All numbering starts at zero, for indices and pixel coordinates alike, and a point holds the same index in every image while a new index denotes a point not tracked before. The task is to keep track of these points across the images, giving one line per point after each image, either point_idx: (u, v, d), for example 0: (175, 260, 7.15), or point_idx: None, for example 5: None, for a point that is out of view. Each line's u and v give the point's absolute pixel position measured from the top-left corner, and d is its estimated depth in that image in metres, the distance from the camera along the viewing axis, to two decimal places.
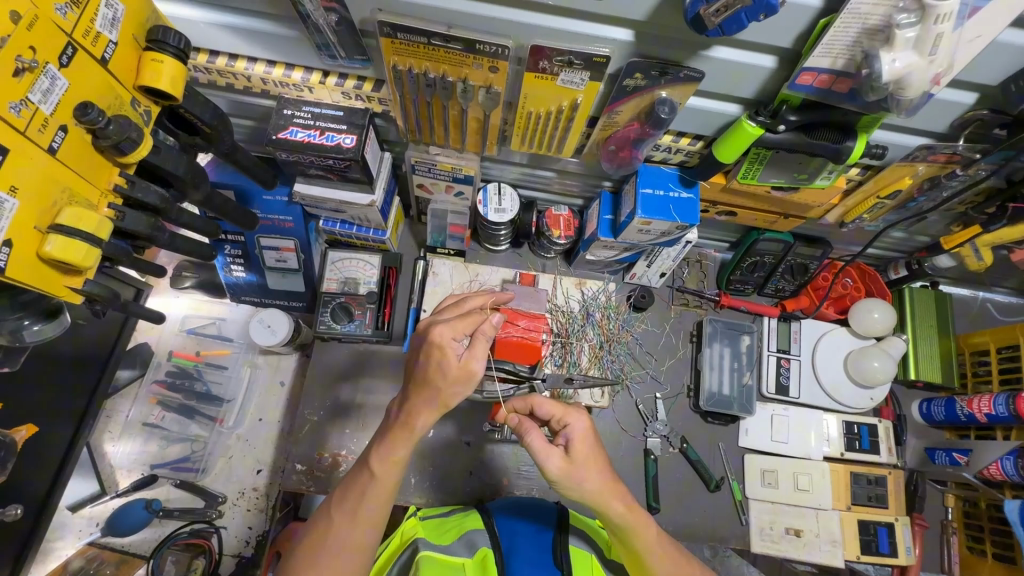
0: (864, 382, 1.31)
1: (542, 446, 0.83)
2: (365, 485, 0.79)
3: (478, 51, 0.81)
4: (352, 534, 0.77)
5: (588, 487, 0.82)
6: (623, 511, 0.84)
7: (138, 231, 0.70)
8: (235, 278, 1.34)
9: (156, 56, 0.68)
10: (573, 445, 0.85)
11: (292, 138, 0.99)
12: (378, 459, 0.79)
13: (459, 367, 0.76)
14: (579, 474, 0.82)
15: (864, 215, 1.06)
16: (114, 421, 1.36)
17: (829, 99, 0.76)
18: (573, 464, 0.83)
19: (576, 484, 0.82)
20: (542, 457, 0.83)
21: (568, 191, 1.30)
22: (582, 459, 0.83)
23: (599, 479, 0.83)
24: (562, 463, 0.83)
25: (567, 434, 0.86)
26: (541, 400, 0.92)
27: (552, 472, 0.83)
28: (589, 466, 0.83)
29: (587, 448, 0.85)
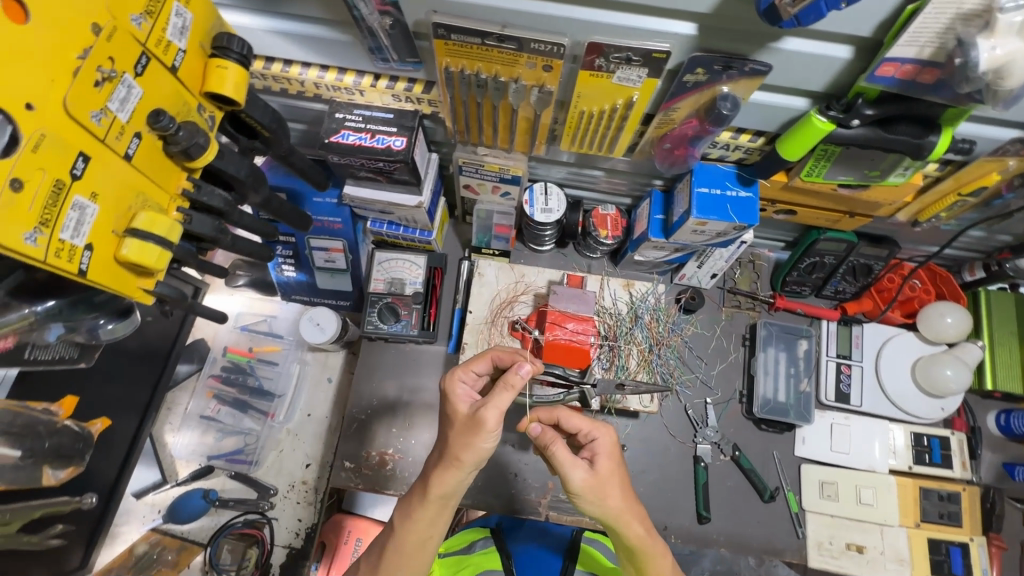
0: (934, 391, 1.24)
1: (569, 458, 0.83)
2: (409, 550, 0.84)
3: (533, 50, 0.79)
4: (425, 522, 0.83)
5: (611, 507, 0.83)
6: (641, 533, 0.84)
7: (204, 235, 0.72)
8: (286, 277, 1.37)
9: (221, 63, 0.70)
10: (599, 461, 0.86)
11: (343, 141, 1.00)
12: (420, 531, 0.84)
13: (479, 448, 0.79)
14: (603, 493, 0.83)
15: (940, 213, 0.99)
16: (174, 413, 1.43)
17: (912, 91, 0.70)
18: (598, 482, 0.83)
19: (596, 501, 0.83)
20: (568, 470, 0.83)
21: (616, 190, 1.27)
22: (605, 477, 0.85)
23: (620, 500, 0.84)
24: (590, 477, 0.83)
25: (594, 448, 0.88)
26: (566, 412, 0.92)
27: (575, 486, 0.83)
28: (612, 486, 0.84)
29: (612, 465, 0.86)
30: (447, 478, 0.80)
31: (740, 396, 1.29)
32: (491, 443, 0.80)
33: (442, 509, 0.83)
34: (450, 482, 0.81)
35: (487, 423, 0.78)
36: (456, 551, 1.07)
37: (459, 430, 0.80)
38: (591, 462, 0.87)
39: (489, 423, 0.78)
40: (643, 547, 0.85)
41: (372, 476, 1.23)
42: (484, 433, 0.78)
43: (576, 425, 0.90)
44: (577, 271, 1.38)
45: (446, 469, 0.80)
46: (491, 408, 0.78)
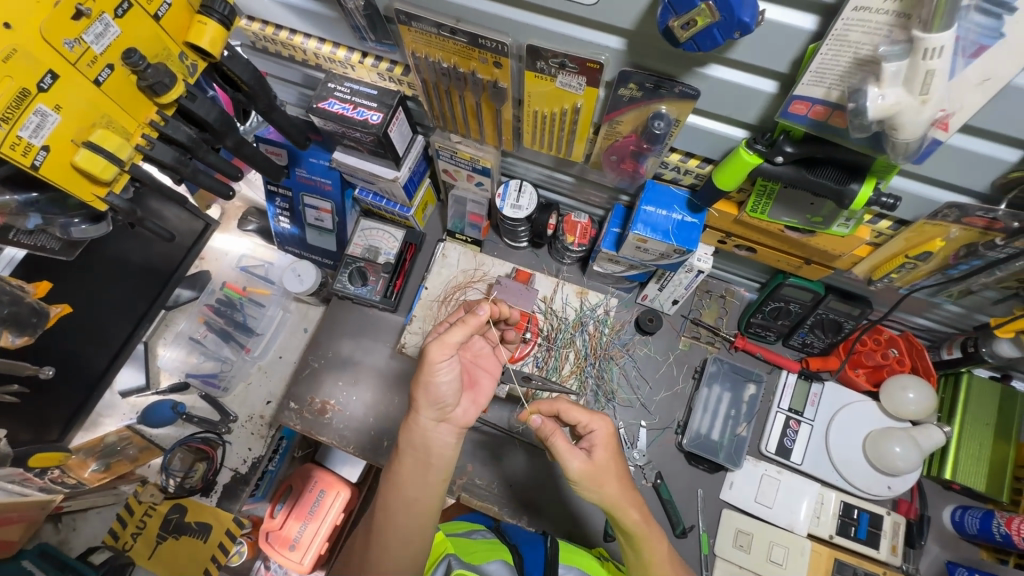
0: (883, 468, 1.16)
1: (567, 448, 0.92)
2: (399, 512, 0.92)
3: (483, 45, 0.85)
4: (412, 486, 0.94)
5: (609, 494, 0.92)
6: (638, 519, 0.92)
7: (164, 162, 0.83)
8: (282, 228, 1.50)
9: (203, 19, 0.81)
10: (597, 452, 0.94)
11: (329, 109, 1.10)
12: (408, 490, 0.94)
13: (434, 384, 0.92)
14: (599, 481, 0.92)
15: (893, 275, 0.94)
16: (169, 329, 1.59)
17: (826, 134, 0.70)
18: (595, 470, 0.92)
19: (593, 488, 0.92)
20: (566, 460, 0.92)
21: (589, 200, 1.29)
22: (602, 466, 0.93)
23: (617, 487, 0.93)
24: (588, 465, 0.92)
25: (591, 439, 0.96)
26: (563, 403, 0.97)
27: (575, 474, 0.92)
28: (608, 475, 0.93)
29: (609, 454, 0.94)
30: (414, 423, 0.95)
31: (676, 427, 1.27)
32: (445, 377, 0.93)
33: (427, 467, 0.95)
34: (417, 431, 0.94)
35: (432, 355, 0.91)
36: (459, 533, 1.02)
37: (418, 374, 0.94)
38: (590, 451, 0.95)
39: (433, 353, 0.90)
40: (640, 531, 0.92)
41: (311, 421, 1.32)
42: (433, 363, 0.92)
43: (575, 417, 0.97)
44: (545, 272, 1.41)
45: (416, 417, 0.95)
46: (441, 341, 0.91)
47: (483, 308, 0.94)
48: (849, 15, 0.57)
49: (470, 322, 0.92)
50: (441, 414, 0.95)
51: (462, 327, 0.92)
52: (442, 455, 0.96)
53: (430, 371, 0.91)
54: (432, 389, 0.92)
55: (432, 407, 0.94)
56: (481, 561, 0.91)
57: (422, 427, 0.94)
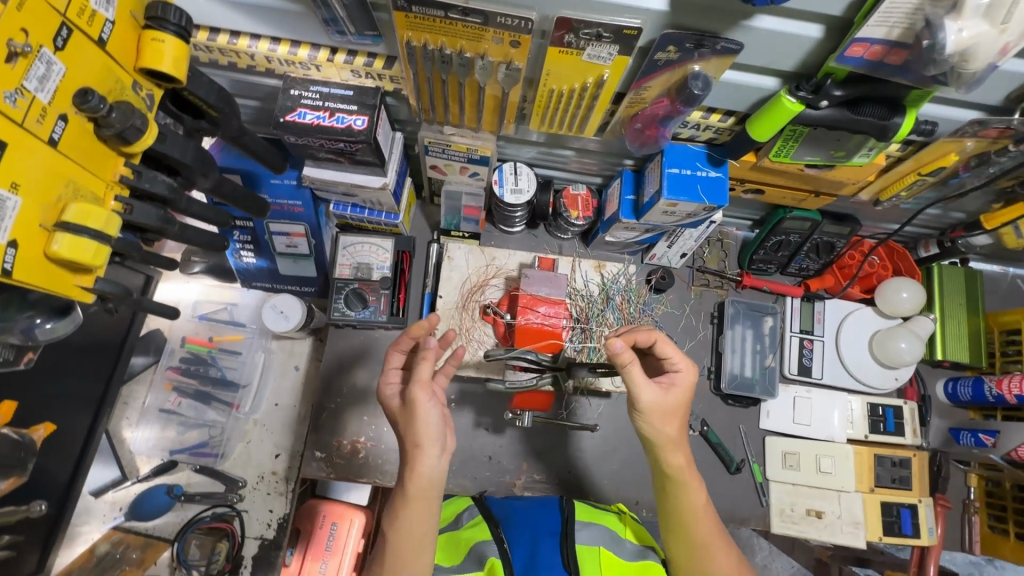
0: (889, 363, 1.29)
1: (646, 379, 0.86)
2: (410, 552, 0.82)
3: (499, 25, 0.75)
4: (417, 522, 0.83)
5: (667, 432, 0.90)
6: (682, 463, 0.92)
7: (148, 225, 0.67)
8: (245, 263, 1.31)
9: (156, 35, 0.63)
10: (674, 391, 0.89)
11: (300, 121, 0.95)
12: (412, 527, 0.83)
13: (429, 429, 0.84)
14: (663, 419, 0.89)
15: (901, 193, 1.01)
16: (131, 408, 1.37)
17: (881, 73, 0.70)
18: (661, 409, 0.88)
19: (655, 423, 0.89)
20: (641, 390, 0.86)
21: (587, 170, 1.24)
22: (672, 406, 0.89)
23: (676, 429, 0.91)
24: (660, 399, 0.87)
25: (674, 378, 0.91)
26: (668, 344, 0.90)
27: (644, 404, 0.87)
28: (672, 416, 0.89)
29: (684, 398, 0.90)
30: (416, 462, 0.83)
31: (709, 374, 1.32)
32: (434, 412, 0.85)
33: (430, 501, 0.84)
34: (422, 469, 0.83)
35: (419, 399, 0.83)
36: (445, 525, 1.05)
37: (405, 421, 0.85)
38: (666, 389, 0.90)
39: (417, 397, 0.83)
40: (683, 478, 0.92)
41: (344, 465, 1.21)
42: (419, 402, 0.84)
43: (669, 352, 0.91)
44: (548, 251, 1.36)
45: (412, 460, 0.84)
46: (419, 381, 0.84)
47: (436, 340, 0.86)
48: None
49: (434, 354, 0.85)
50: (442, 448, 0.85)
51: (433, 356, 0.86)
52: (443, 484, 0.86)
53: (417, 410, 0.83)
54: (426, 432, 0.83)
55: (434, 442, 0.84)
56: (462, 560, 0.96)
57: (419, 469, 0.83)
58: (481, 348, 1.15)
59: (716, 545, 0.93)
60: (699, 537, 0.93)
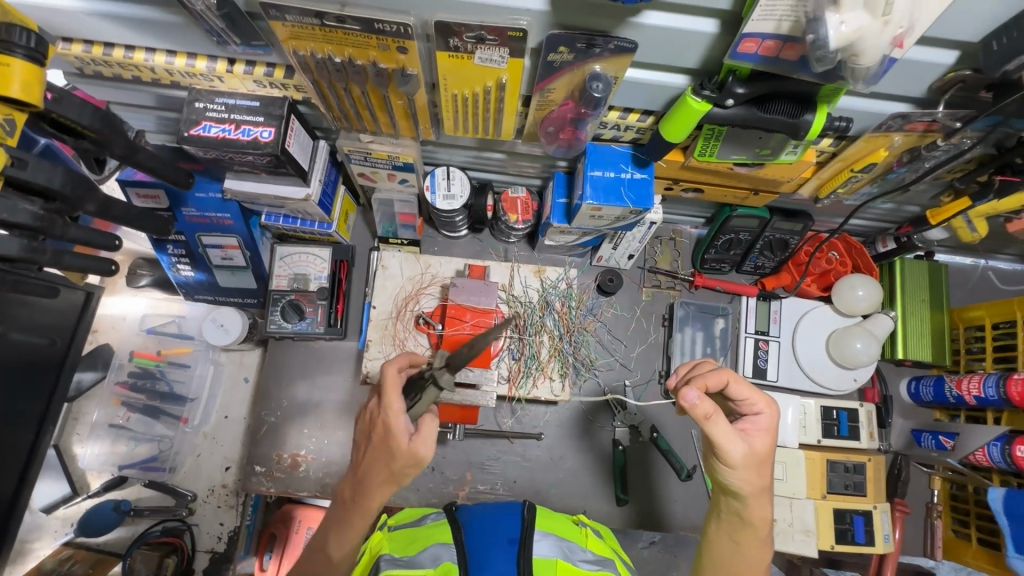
0: (846, 364, 1.24)
1: (732, 432, 0.74)
2: (357, 522, 0.81)
3: (380, 30, 0.72)
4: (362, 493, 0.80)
5: (747, 486, 0.76)
6: (767, 520, 0.78)
7: (11, 255, 0.66)
8: (184, 277, 1.29)
9: (2, 59, 0.61)
10: (757, 438, 0.77)
11: (205, 134, 0.91)
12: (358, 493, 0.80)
13: (408, 449, 0.76)
14: (755, 473, 0.75)
15: (839, 189, 0.96)
16: (82, 423, 1.37)
17: (778, 69, 0.65)
18: (749, 464, 0.75)
19: (748, 477, 0.75)
20: (730, 444, 0.73)
21: (524, 172, 1.20)
22: (760, 454, 0.77)
23: (760, 481, 0.76)
24: (749, 453, 0.75)
25: (753, 421, 0.78)
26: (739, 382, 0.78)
27: (732, 460, 0.74)
28: (763, 465, 0.77)
29: (770, 443, 0.78)
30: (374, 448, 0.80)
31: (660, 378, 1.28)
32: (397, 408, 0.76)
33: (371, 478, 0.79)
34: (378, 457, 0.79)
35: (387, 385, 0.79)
36: (407, 523, 0.93)
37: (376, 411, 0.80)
38: (748, 434, 0.78)
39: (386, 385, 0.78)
40: (758, 526, 0.78)
41: (284, 479, 1.19)
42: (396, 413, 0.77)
43: (740, 392, 0.78)
44: (493, 256, 1.33)
45: (377, 464, 0.78)
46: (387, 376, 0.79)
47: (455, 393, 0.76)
48: None
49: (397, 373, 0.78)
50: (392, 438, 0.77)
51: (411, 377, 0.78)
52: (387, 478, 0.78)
53: (393, 432, 0.75)
54: (402, 457, 0.75)
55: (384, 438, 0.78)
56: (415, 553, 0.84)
57: (385, 475, 0.78)
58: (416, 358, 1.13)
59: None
60: (737, 568, 0.79)
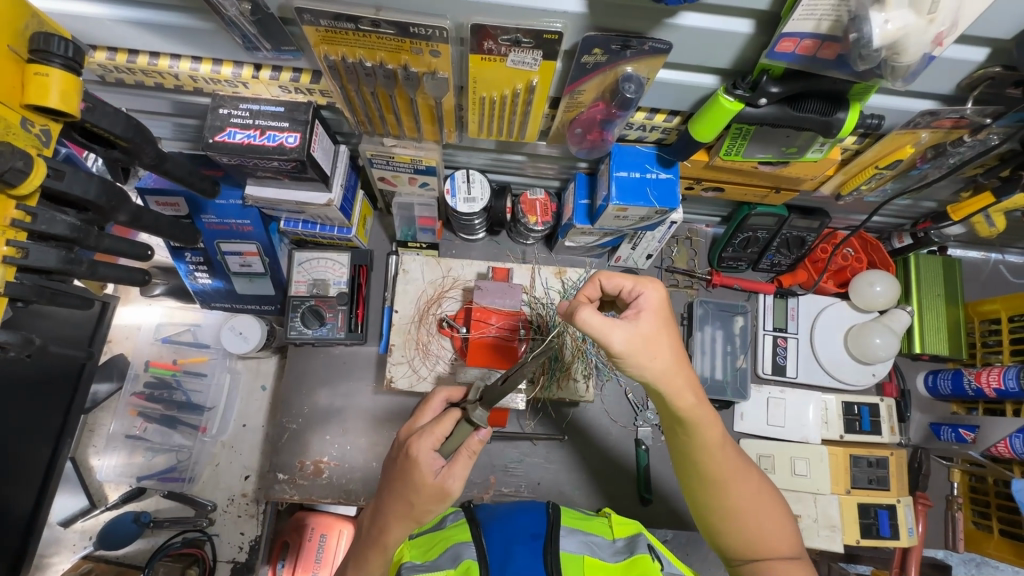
0: (865, 360, 1.25)
1: (609, 320, 0.69)
2: (375, 556, 0.79)
3: (413, 34, 0.72)
4: (388, 525, 0.77)
5: (654, 372, 0.71)
6: (694, 403, 0.74)
7: (49, 268, 0.65)
8: (201, 284, 1.28)
9: (40, 69, 0.61)
10: (643, 318, 0.72)
11: (230, 140, 0.90)
12: (383, 523, 0.78)
13: (434, 484, 0.74)
14: (650, 352, 0.71)
15: (862, 186, 0.97)
16: (98, 435, 1.36)
17: (815, 68, 0.66)
18: (643, 346, 0.70)
19: (641, 362, 0.70)
20: (607, 333, 0.69)
21: (543, 174, 1.20)
22: (651, 334, 0.71)
23: (669, 359, 0.72)
24: (634, 337, 0.70)
25: (638, 303, 0.74)
26: (617, 278, 0.77)
27: (617, 350, 0.70)
28: (657, 343, 0.71)
29: (659, 322, 0.73)
30: (401, 482, 0.76)
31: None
32: (433, 456, 0.75)
33: (402, 513, 0.76)
34: (402, 489, 0.76)
35: (421, 446, 0.76)
36: (428, 528, 0.93)
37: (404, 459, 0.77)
38: (634, 319, 0.73)
39: (421, 445, 0.76)
40: (691, 418, 0.75)
41: (307, 486, 1.18)
42: (432, 466, 0.75)
43: (618, 286, 0.77)
44: (511, 258, 1.33)
45: (397, 499, 0.76)
46: (423, 436, 0.77)
47: (487, 429, 0.77)
48: None
49: (448, 420, 0.78)
50: (425, 477, 0.74)
51: (446, 415, 0.78)
52: (416, 508, 0.75)
53: (415, 466, 0.74)
54: (425, 492, 0.73)
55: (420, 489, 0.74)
56: (436, 557, 0.84)
57: (405, 509, 0.76)
58: (439, 362, 1.13)
59: (738, 482, 0.79)
60: (715, 473, 0.78)
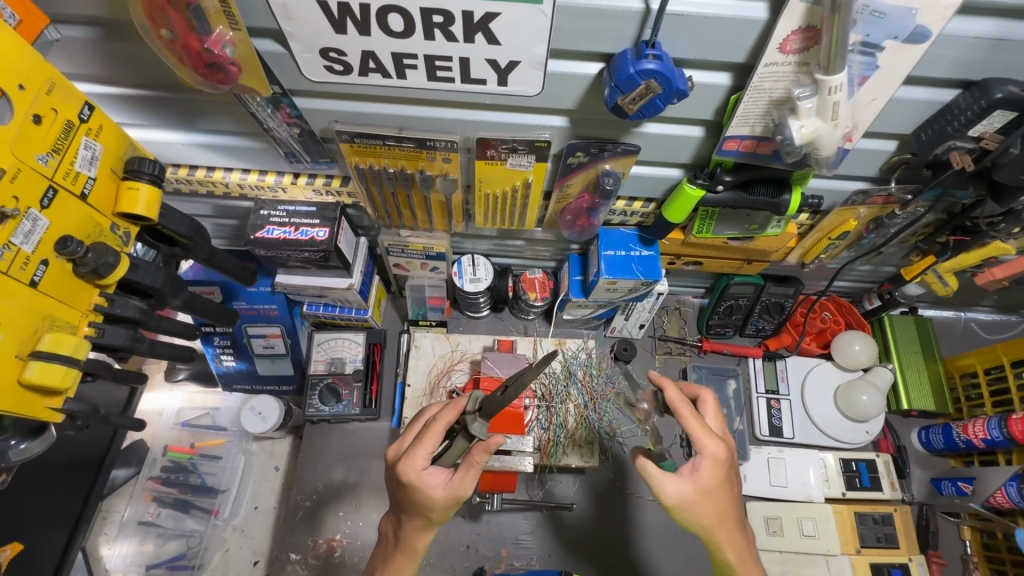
0: (856, 417, 1.30)
1: (661, 469, 0.76)
2: (403, 564, 0.86)
3: (430, 146, 0.88)
4: (415, 536, 0.84)
5: (703, 524, 0.78)
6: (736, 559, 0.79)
7: (118, 345, 0.75)
8: (225, 367, 1.37)
9: (132, 184, 0.75)
10: (702, 474, 0.76)
11: (269, 236, 1.03)
12: (411, 538, 0.84)
13: (444, 496, 0.77)
14: (700, 506, 0.76)
15: (822, 254, 1.10)
16: (110, 522, 1.36)
17: (757, 161, 0.82)
18: (697, 498, 0.76)
19: (694, 511, 0.76)
20: (660, 484, 0.76)
21: (540, 256, 1.34)
22: (705, 485, 0.76)
23: (714, 511, 0.77)
24: (688, 492, 0.75)
25: (697, 457, 0.77)
26: (710, 394, 0.88)
27: (670, 500, 0.76)
28: (711, 498, 0.76)
29: (718, 475, 0.76)
30: (414, 502, 0.80)
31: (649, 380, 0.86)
32: (439, 476, 0.78)
33: (427, 521, 0.81)
34: (417, 505, 0.80)
35: (415, 469, 0.78)
36: None
37: (404, 489, 0.80)
38: (690, 470, 0.77)
39: (412, 467, 0.78)
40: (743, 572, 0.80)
41: (320, 566, 1.19)
42: (443, 485, 0.78)
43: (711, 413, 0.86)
44: (514, 332, 1.42)
45: (416, 516, 0.81)
46: (411, 458, 0.79)
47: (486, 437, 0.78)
48: (762, 71, 0.67)
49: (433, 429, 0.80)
50: (434, 492, 0.78)
51: (434, 431, 0.79)
52: (439, 513, 0.80)
53: (422, 487, 0.77)
54: (440, 505, 0.77)
55: (432, 509, 0.79)
56: None
57: (424, 521, 0.81)
58: None
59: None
60: None
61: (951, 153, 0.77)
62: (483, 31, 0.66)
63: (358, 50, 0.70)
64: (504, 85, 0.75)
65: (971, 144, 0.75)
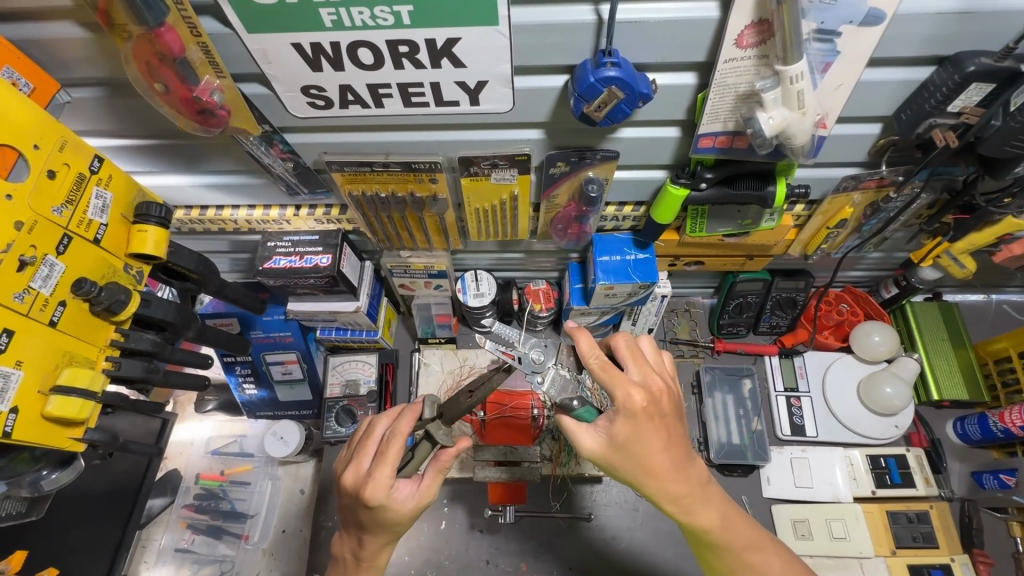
0: (882, 411, 1.24)
1: (578, 422, 0.79)
2: None
3: (416, 168, 0.92)
4: (376, 550, 0.89)
5: (631, 475, 0.77)
6: (677, 507, 0.80)
7: (134, 377, 0.80)
8: (248, 395, 1.44)
9: (141, 227, 0.81)
10: (618, 425, 0.74)
11: (276, 266, 1.08)
12: (376, 555, 0.90)
13: (413, 506, 0.82)
14: (623, 458, 0.76)
15: (823, 245, 1.08)
16: (149, 550, 1.43)
17: (735, 155, 0.82)
18: (613, 452, 0.76)
19: (619, 463, 0.76)
20: (578, 434, 0.78)
21: (543, 267, 1.36)
22: (624, 439, 0.74)
23: (649, 462, 0.75)
24: (604, 443, 0.76)
25: (615, 408, 0.74)
26: (622, 338, 0.80)
27: (591, 451, 0.78)
28: (636, 449, 0.75)
29: (635, 425, 0.73)
30: (381, 520, 0.83)
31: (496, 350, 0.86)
32: (406, 490, 0.83)
33: (391, 536, 0.87)
34: (382, 523, 0.84)
35: (380, 489, 0.80)
36: None
37: (362, 508, 0.83)
38: (610, 422, 0.76)
39: (378, 486, 0.80)
40: (686, 514, 0.80)
41: None
42: (412, 496, 0.82)
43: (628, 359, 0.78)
44: None
45: (380, 531, 0.85)
46: (376, 478, 0.80)
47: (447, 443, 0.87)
48: (722, 67, 0.68)
49: (381, 438, 0.86)
50: (405, 503, 0.82)
51: (398, 448, 0.81)
52: (403, 522, 0.84)
53: (393, 503, 0.81)
54: (411, 516, 0.82)
55: (401, 520, 0.83)
56: None
57: (388, 535, 0.86)
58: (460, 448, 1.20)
59: (754, 558, 0.83)
60: (702, 525, 0.81)
61: (933, 131, 0.75)
62: (448, 56, 0.70)
63: (336, 85, 0.75)
64: (477, 105, 0.78)
65: (952, 120, 0.73)
